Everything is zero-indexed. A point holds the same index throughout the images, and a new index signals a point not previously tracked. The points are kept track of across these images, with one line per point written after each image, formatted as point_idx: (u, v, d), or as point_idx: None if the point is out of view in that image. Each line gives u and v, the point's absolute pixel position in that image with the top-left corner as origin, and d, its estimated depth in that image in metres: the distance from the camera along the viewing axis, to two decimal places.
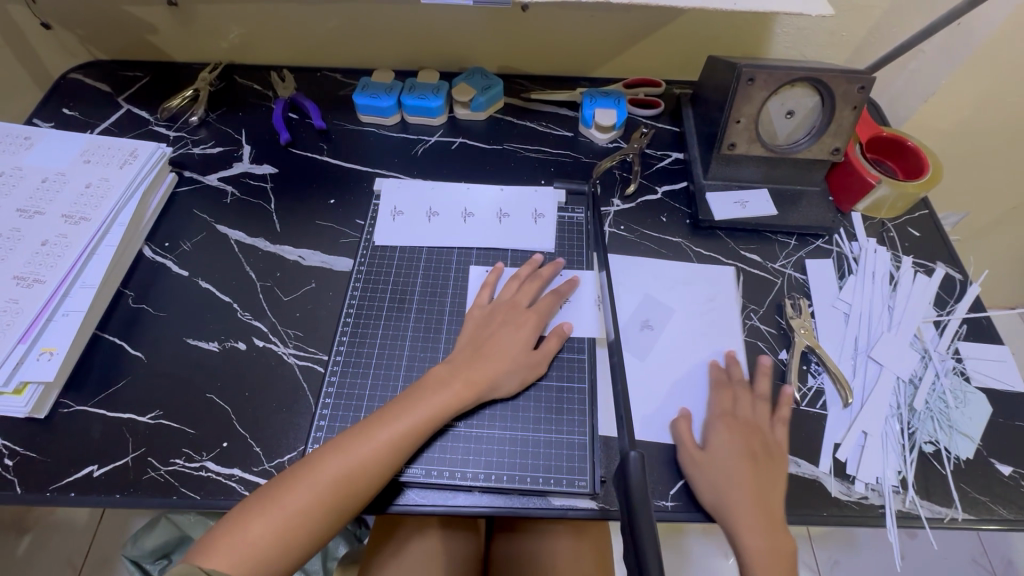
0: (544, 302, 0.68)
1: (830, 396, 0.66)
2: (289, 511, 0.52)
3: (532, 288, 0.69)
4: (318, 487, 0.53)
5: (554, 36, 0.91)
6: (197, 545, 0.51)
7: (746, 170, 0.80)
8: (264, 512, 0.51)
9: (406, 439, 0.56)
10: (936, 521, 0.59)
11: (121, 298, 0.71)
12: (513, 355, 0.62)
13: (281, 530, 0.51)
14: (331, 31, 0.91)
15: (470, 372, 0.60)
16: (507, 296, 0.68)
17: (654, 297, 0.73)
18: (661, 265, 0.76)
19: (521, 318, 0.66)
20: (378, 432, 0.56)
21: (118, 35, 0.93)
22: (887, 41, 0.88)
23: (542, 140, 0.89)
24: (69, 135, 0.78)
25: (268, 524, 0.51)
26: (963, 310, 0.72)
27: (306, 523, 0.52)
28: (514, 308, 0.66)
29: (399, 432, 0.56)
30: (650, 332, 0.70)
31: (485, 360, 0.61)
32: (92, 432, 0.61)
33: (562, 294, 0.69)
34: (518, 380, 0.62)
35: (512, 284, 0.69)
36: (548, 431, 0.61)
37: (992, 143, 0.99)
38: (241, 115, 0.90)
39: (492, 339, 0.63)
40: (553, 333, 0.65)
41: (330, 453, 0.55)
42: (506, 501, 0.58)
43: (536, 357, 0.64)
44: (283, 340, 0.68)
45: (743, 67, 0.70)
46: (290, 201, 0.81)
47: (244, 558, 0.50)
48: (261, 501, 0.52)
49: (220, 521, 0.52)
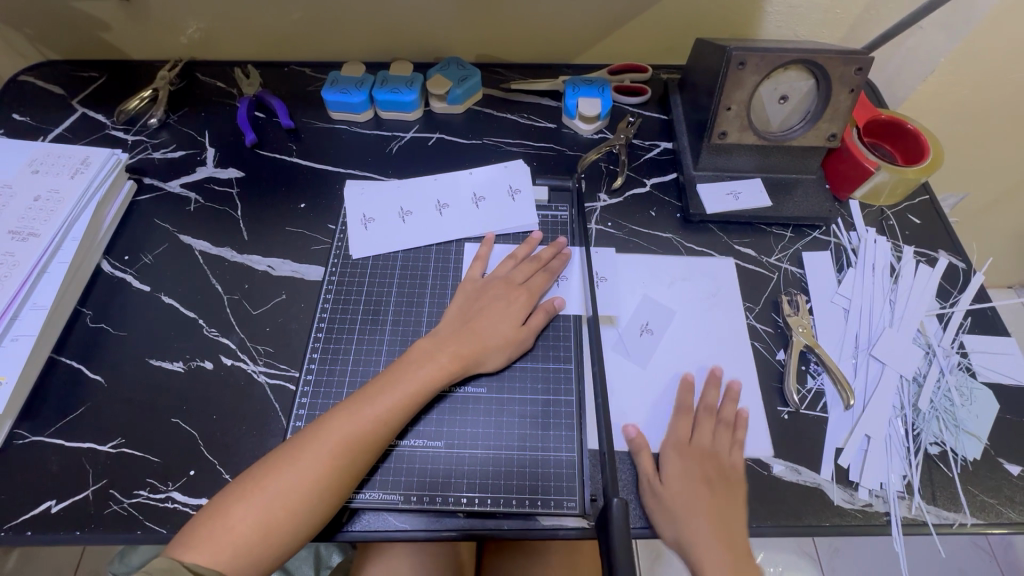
0: (538, 279, 0.67)
1: (831, 398, 0.62)
2: (272, 493, 0.50)
3: (528, 268, 0.67)
4: (301, 469, 0.51)
5: (532, 21, 0.86)
6: (175, 541, 0.49)
7: (738, 160, 0.76)
8: (244, 502, 0.49)
9: (393, 413, 0.55)
10: (943, 527, 0.56)
11: (79, 317, 0.67)
12: (502, 332, 0.62)
13: (265, 516, 0.49)
14: (296, 23, 0.86)
15: (455, 346, 0.59)
16: (501, 274, 0.67)
17: (654, 298, 0.69)
18: (651, 263, 0.72)
19: (513, 293, 0.65)
20: (361, 408, 0.54)
21: (69, 33, 0.87)
22: (884, 17, 0.83)
23: (523, 133, 0.84)
24: (17, 144, 0.73)
25: (250, 509, 0.49)
26: (967, 302, 0.69)
27: (292, 507, 0.49)
28: (507, 285, 0.65)
29: (384, 407, 0.55)
30: (650, 337, 0.66)
31: (474, 334, 0.60)
32: (49, 464, 0.57)
33: (554, 272, 0.68)
34: (504, 355, 0.61)
35: (508, 263, 0.68)
36: (533, 449, 0.58)
37: (991, 121, 0.95)
38: (204, 116, 0.85)
39: (481, 316, 0.62)
40: (542, 308, 0.65)
41: (311, 435, 0.53)
42: (491, 525, 0.55)
43: (525, 332, 0.63)
44: (252, 357, 0.64)
45: (734, 51, 0.66)
46: (258, 206, 0.76)
47: (222, 551, 0.47)
48: (241, 492, 0.50)
49: (201, 512, 0.50)
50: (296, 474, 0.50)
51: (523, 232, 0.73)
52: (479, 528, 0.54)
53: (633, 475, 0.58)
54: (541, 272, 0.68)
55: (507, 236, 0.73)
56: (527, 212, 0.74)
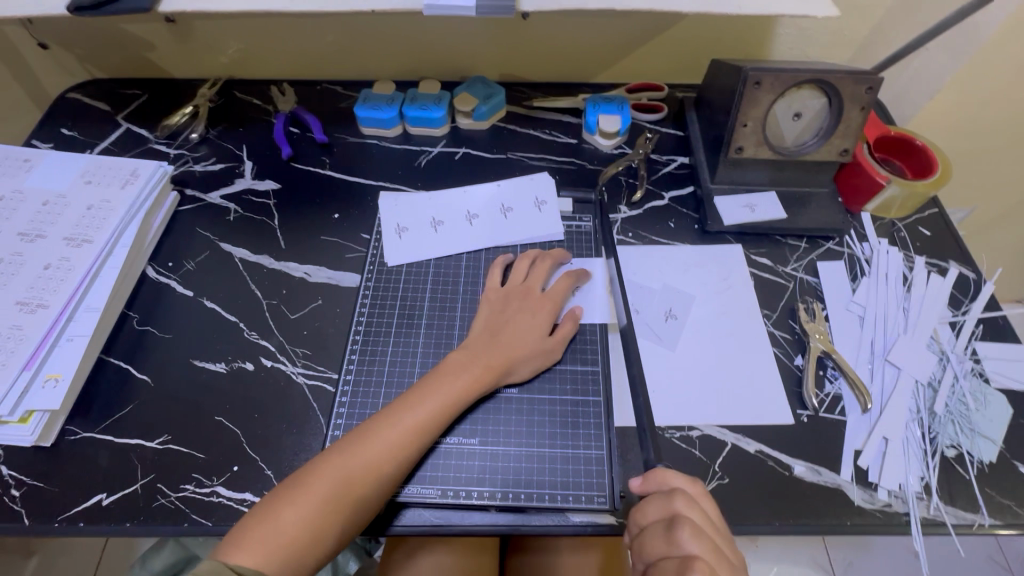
0: (559, 290, 0.69)
1: (849, 402, 0.65)
2: (318, 497, 0.51)
3: (548, 278, 0.70)
4: (346, 473, 0.53)
5: (554, 42, 0.90)
6: (222, 542, 0.50)
7: (753, 174, 0.79)
8: (292, 503, 0.51)
9: (431, 420, 0.57)
10: (962, 528, 0.58)
11: (126, 320, 0.70)
12: (529, 341, 0.64)
13: (312, 519, 0.51)
14: (330, 44, 0.91)
15: (488, 357, 0.61)
16: (521, 283, 0.69)
17: (673, 287, 0.73)
18: (672, 271, 0.75)
19: (536, 303, 0.67)
20: (401, 417, 0.56)
21: (116, 53, 0.92)
22: (891, 39, 0.87)
23: (546, 148, 0.88)
24: (69, 156, 0.77)
25: (298, 513, 0.51)
26: (979, 310, 0.71)
27: (337, 510, 0.51)
28: (528, 295, 0.68)
29: (423, 416, 0.57)
30: (675, 322, 0.70)
31: (505, 344, 0.63)
32: (99, 459, 0.60)
33: (574, 281, 0.71)
34: (533, 366, 0.63)
35: (525, 270, 0.70)
36: (563, 447, 0.60)
37: (998, 137, 0.99)
38: (241, 131, 0.89)
39: (508, 325, 0.65)
40: (567, 317, 0.67)
41: (358, 441, 0.55)
42: (525, 520, 0.57)
43: (552, 343, 0.65)
44: (291, 359, 0.67)
45: (750, 71, 0.69)
46: (294, 217, 0.80)
47: (272, 553, 0.49)
48: (288, 494, 0.52)
49: (249, 515, 0.52)
50: (340, 478, 0.52)
51: (547, 241, 0.77)
52: (515, 522, 0.57)
53: None
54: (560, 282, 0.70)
55: (533, 246, 0.76)
56: (552, 222, 0.78)
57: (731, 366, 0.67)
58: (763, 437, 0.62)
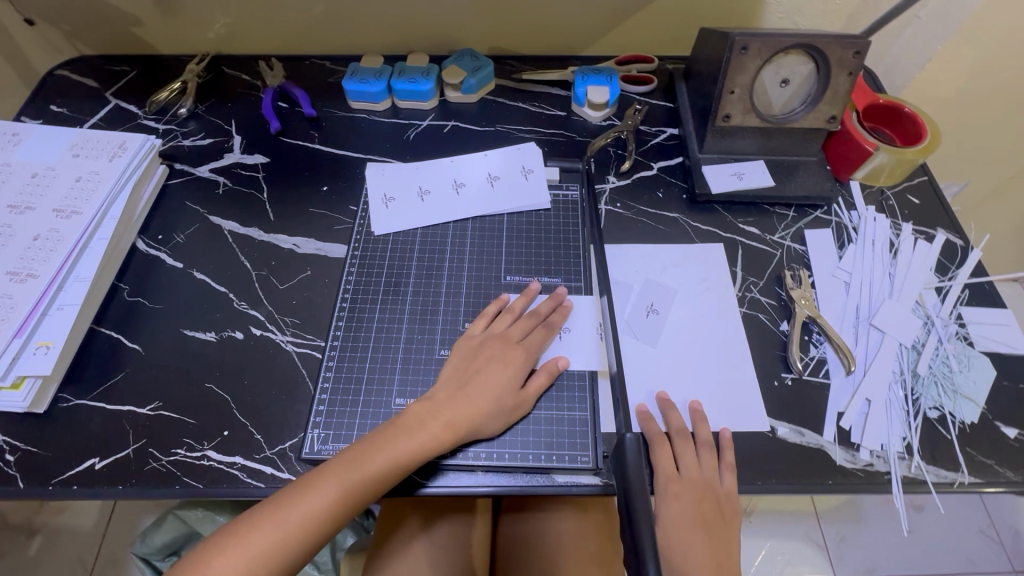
0: (536, 336, 0.65)
1: (833, 364, 0.65)
2: (251, 550, 0.50)
3: (526, 324, 0.65)
4: (280, 530, 0.51)
5: (542, 13, 0.90)
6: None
7: (742, 142, 0.79)
8: (226, 551, 0.50)
9: (374, 483, 0.53)
10: (943, 486, 0.59)
11: (116, 292, 0.71)
12: (497, 396, 0.59)
13: (243, 573, 0.49)
14: (317, 17, 0.90)
15: (449, 414, 0.57)
16: (498, 329, 0.65)
17: (655, 281, 0.73)
18: (650, 266, 0.74)
19: (511, 353, 0.62)
20: (346, 476, 0.53)
21: (104, 29, 0.92)
22: (882, 7, 0.86)
23: (535, 120, 0.88)
24: (57, 130, 0.77)
25: (230, 565, 0.49)
26: (965, 275, 0.71)
27: (266, 567, 0.50)
28: (504, 343, 0.63)
29: (368, 477, 0.53)
30: (656, 317, 0.70)
31: (469, 398, 0.59)
32: (91, 424, 0.61)
33: (555, 327, 0.66)
34: (501, 423, 0.59)
35: (506, 318, 0.66)
36: (547, 406, 0.62)
37: (991, 107, 0.98)
38: (230, 106, 0.89)
39: (476, 376, 0.60)
40: (544, 369, 0.62)
41: (300, 491, 0.53)
42: (508, 482, 0.58)
43: (522, 398, 0.60)
44: (281, 328, 0.68)
45: (737, 36, 0.69)
46: (282, 190, 0.80)
47: None
48: (226, 540, 0.51)
49: (187, 555, 0.51)
50: (276, 533, 0.51)
51: (533, 211, 0.77)
52: (498, 488, 0.58)
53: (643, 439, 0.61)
54: (540, 328, 0.66)
55: (520, 216, 0.77)
56: (540, 192, 0.78)
57: (713, 336, 0.68)
58: (747, 403, 0.63)
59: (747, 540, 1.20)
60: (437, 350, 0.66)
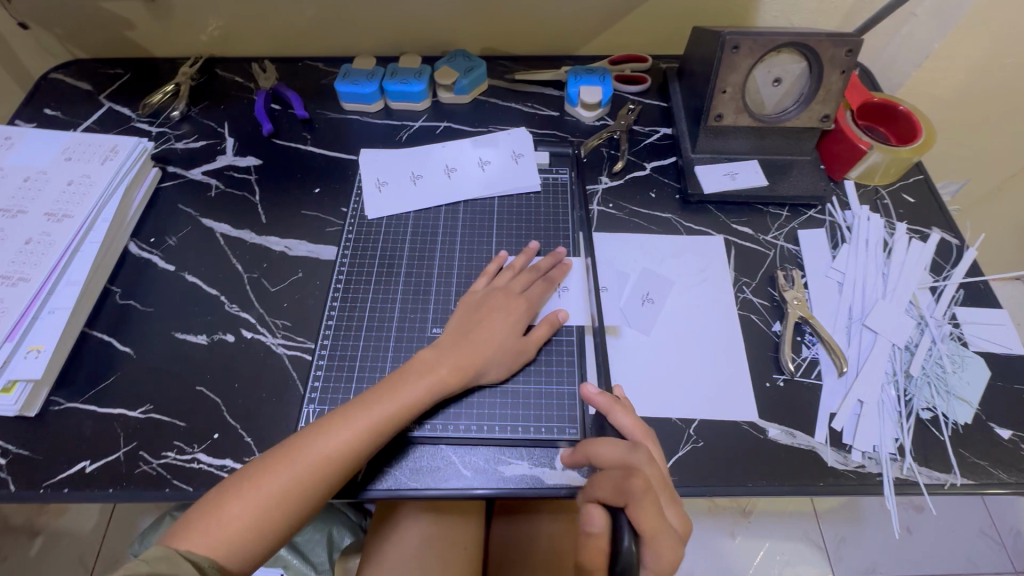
0: (536, 289, 0.67)
1: (825, 365, 0.65)
2: (266, 490, 0.50)
3: (527, 278, 0.67)
4: (296, 469, 0.51)
5: (535, 13, 0.89)
6: (172, 530, 0.50)
7: (735, 142, 0.79)
8: (241, 494, 0.50)
9: (388, 423, 0.55)
10: (935, 487, 0.58)
11: (108, 295, 0.71)
12: (502, 342, 0.61)
13: (260, 512, 0.50)
14: (310, 19, 0.90)
15: (456, 357, 0.59)
16: (500, 284, 0.67)
17: (652, 271, 0.73)
18: (649, 256, 0.74)
19: (512, 303, 0.64)
20: (358, 417, 0.54)
21: (97, 32, 0.92)
22: (878, 4, 0.85)
23: (527, 120, 0.88)
24: (49, 134, 0.77)
25: (246, 505, 0.49)
26: (960, 275, 0.71)
27: (284, 506, 0.50)
28: (507, 295, 0.65)
29: (381, 417, 0.54)
30: (652, 306, 0.70)
31: (475, 344, 0.60)
32: (82, 427, 0.61)
33: (554, 282, 0.68)
34: (505, 368, 0.61)
35: (508, 273, 0.67)
36: (537, 397, 0.62)
37: (990, 105, 0.97)
38: (223, 108, 0.89)
39: (481, 325, 0.62)
40: (545, 321, 0.64)
41: (313, 434, 0.53)
42: (497, 484, 0.57)
43: (524, 344, 0.62)
44: (271, 331, 0.68)
45: (728, 35, 0.68)
46: (274, 192, 0.80)
47: (219, 542, 0.48)
48: (239, 483, 0.51)
49: (198, 503, 0.51)
50: (291, 473, 0.51)
51: (525, 193, 0.78)
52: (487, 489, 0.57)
53: None
54: (540, 282, 0.67)
55: (512, 198, 0.78)
56: (528, 172, 0.79)
57: (704, 334, 0.68)
58: (739, 404, 0.62)
59: (746, 540, 1.20)
60: (429, 328, 0.66)
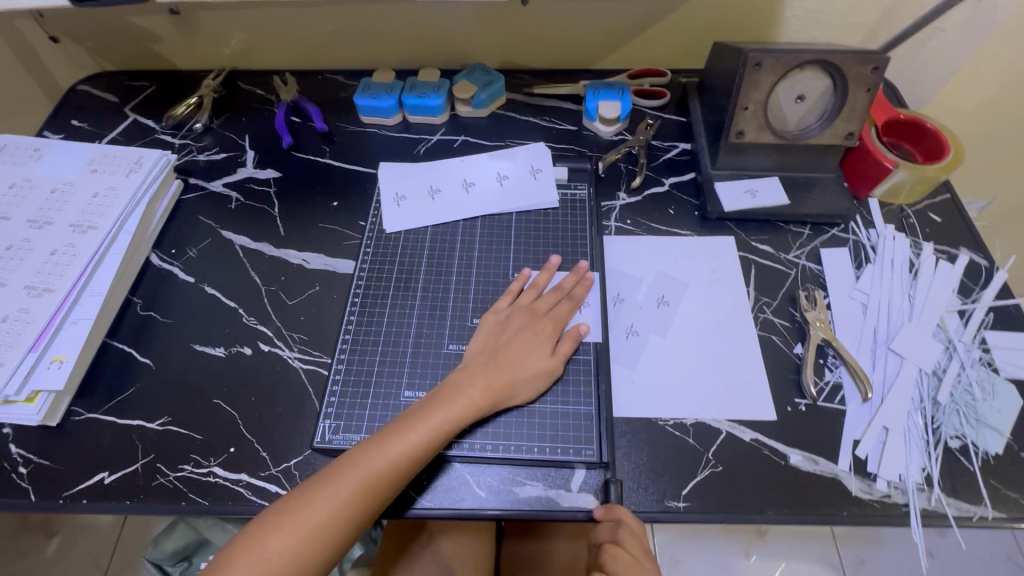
0: (561, 308, 0.66)
1: (849, 391, 0.63)
2: (307, 524, 0.50)
3: (552, 298, 0.67)
4: (336, 501, 0.51)
5: (554, 27, 0.89)
6: (213, 565, 0.49)
7: (755, 159, 0.78)
8: (281, 527, 0.50)
9: (423, 449, 0.54)
10: (964, 520, 0.56)
11: (130, 306, 0.72)
12: (529, 362, 0.61)
13: (302, 545, 0.50)
14: (330, 33, 0.91)
15: (486, 379, 0.59)
16: (525, 304, 0.66)
17: (666, 274, 0.73)
18: (661, 259, 0.74)
19: (538, 325, 0.64)
20: (389, 444, 0.54)
21: (124, 45, 0.94)
22: (903, 19, 0.84)
23: (545, 134, 0.87)
24: (76, 146, 0.79)
25: (288, 539, 0.49)
26: (990, 298, 0.69)
27: (325, 536, 0.50)
28: (531, 316, 0.65)
29: (411, 444, 0.54)
30: (667, 308, 0.70)
31: (503, 366, 0.60)
32: (101, 438, 0.62)
33: (577, 299, 0.67)
34: (534, 388, 0.61)
35: (534, 293, 0.67)
36: (554, 405, 0.62)
37: (1018, 120, 0.95)
38: (244, 121, 0.90)
39: (508, 346, 0.62)
40: (569, 334, 0.64)
41: (347, 464, 0.53)
42: (514, 506, 0.57)
43: (553, 363, 0.62)
44: (288, 344, 0.68)
45: (751, 52, 0.68)
46: (293, 205, 0.80)
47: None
48: (278, 515, 0.51)
49: (238, 539, 0.51)
50: (332, 504, 0.51)
51: (542, 210, 0.78)
52: (501, 510, 0.56)
53: (651, 463, 0.59)
54: (564, 301, 0.67)
55: (529, 214, 0.77)
56: (547, 190, 0.78)
57: (721, 353, 0.66)
58: (758, 428, 0.61)
59: (761, 559, 1.17)
60: (445, 345, 0.66)
